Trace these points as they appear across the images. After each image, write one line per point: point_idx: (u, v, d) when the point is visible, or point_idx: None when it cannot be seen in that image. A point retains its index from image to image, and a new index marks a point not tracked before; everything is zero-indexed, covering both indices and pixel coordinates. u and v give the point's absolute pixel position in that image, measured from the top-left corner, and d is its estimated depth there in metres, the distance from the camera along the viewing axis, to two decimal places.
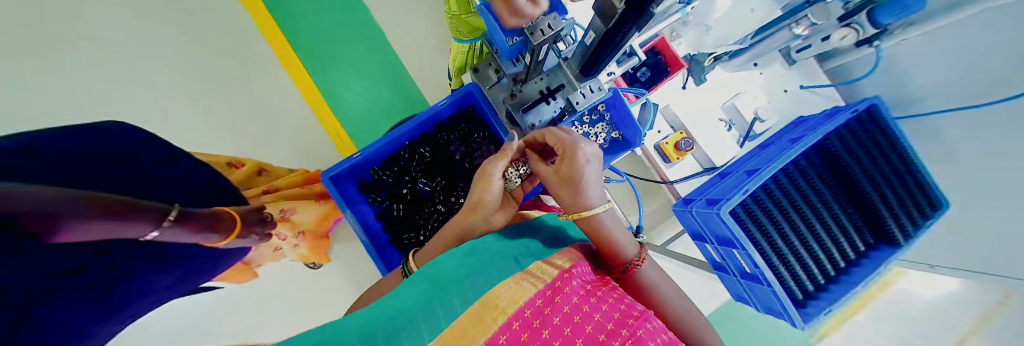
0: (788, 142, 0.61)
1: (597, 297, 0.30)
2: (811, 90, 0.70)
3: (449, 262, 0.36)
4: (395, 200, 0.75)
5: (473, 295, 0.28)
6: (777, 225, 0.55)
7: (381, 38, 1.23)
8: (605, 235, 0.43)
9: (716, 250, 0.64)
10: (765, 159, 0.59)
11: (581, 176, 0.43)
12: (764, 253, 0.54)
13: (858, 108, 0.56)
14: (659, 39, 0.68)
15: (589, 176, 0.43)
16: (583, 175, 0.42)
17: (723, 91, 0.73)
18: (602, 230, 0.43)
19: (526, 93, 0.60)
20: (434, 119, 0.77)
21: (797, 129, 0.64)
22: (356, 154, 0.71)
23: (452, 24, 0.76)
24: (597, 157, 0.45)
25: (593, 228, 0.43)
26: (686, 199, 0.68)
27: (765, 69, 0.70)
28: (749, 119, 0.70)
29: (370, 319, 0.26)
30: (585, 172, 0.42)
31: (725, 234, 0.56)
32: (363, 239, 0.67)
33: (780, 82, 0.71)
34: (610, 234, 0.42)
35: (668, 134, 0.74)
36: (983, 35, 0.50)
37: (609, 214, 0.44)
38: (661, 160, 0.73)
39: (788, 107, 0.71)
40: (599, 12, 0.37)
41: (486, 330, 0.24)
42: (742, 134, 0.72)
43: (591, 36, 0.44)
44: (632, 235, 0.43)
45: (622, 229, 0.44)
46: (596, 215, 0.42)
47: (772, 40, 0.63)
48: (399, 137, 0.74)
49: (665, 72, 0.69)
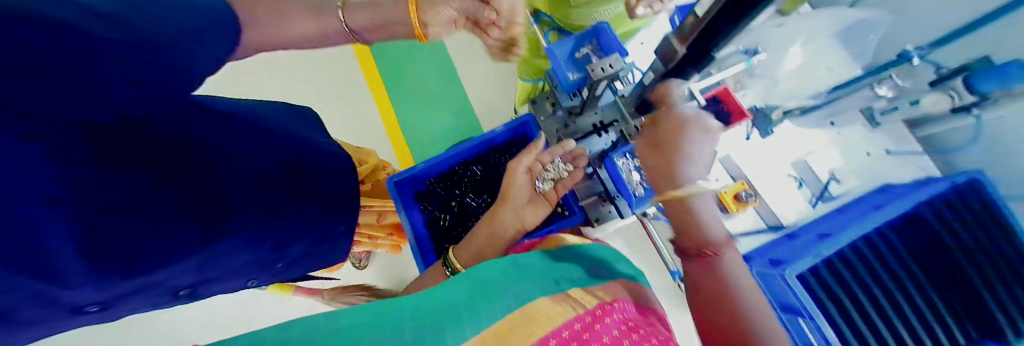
0: (871, 206, 0.55)
1: (638, 334, 0.30)
2: (903, 157, 0.55)
3: (493, 271, 0.38)
4: (444, 210, 0.80)
5: (512, 305, 0.30)
6: (858, 303, 0.48)
7: (452, 70, 1.39)
8: (696, 222, 0.44)
9: (777, 318, 0.58)
10: (839, 224, 0.55)
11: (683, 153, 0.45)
12: (835, 327, 0.49)
13: (950, 181, 0.47)
14: (721, 89, 0.68)
15: (693, 157, 0.45)
16: (684, 151, 0.45)
17: (790, 149, 0.67)
18: (688, 214, 0.45)
19: (579, 124, 0.66)
20: (489, 142, 0.83)
21: (882, 196, 0.57)
22: (418, 165, 0.79)
23: (522, 65, 0.89)
24: (710, 136, 0.45)
25: (686, 215, 0.45)
26: (743, 256, 0.63)
27: (844, 130, 0.62)
28: (824, 179, 0.63)
29: (421, 307, 0.29)
30: (687, 149, 0.45)
31: (790, 301, 0.52)
32: (410, 240, 0.75)
33: (863, 144, 0.59)
34: (697, 220, 0.44)
35: (727, 183, 0.71)
36: None
37: (705, 200, 0.45)
38: (717, 211, 0.70)
39: (873, 171, 0.57)
40: (663, 55, 0.44)
41: (523, 341, 0.25)
42: (814, 194, 0.64)
43: (651, 76, 0.50)
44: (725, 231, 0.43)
45: (711, 219, 0.45)
46: (688, 200, 0.44)
47: (852, 98, 0.59)
48: (455, 154, 0.82)
49: (727, 120, 0.67)
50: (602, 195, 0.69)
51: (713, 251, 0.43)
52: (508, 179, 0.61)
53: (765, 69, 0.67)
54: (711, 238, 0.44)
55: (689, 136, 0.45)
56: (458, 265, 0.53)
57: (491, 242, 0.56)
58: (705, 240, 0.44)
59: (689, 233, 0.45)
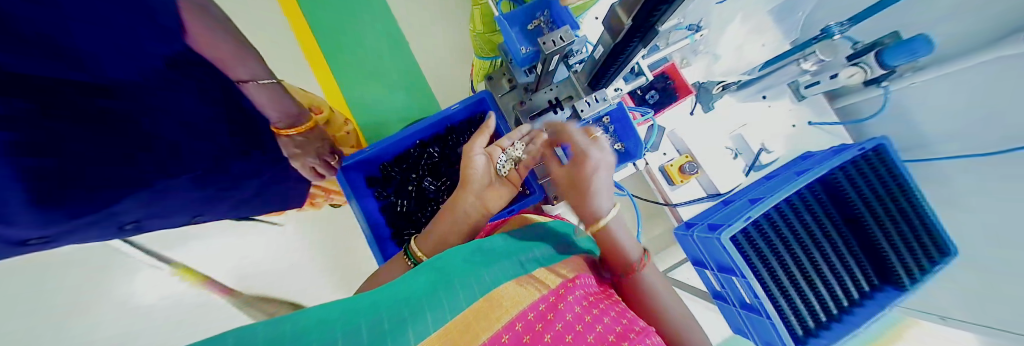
0: (794, 173, 0.61)
1: (600, 309, 0.30)
2: (818, 127, 0.71)
3: (457, 258, 0.37)
4: (401, 195, 0.79)
5: (476, 292, 0.28)
6: (780, 258, 0.55)
7: (404, 45, 1.29)
8: (613, 242, 0.47)
9: (716, 277, 0.63)
10: (769, 189, 0.59)
11: (590, 184, 0.50)
12: (763, 282, 0.54)
13: (865, 147, 0.55)
14: (669, 64, 0.70)
15: (598, 186, 0.50)
16: (592, 180, 0.49)
17: (730, 121, 0.74)
18: (610, 239, 0.47)
19: (535, 101, 0.64)
20: (447, 121, 0.81)
21: (803, 163, 0.64)
22: (370, 148, 0.76)
23: (476, 40, 0.85)
24: (607, 167, 0.51)
25: (607, 238, 0.48)
26: (687, 223, 0.68)
27: (774, 102, 0.72)
28: (756, 149, 0.72)
29: (376, 301, 0.27)
30: (594, 178, 0.49)
31: (725, 262, 0.56)
32: (365, 230, 0.71)
33: (788, 117, 0.72)
34: (617, 240, 0.47)
35: (673, 157, 0.75)
36: (982, 84, 0.52)
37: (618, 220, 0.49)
38: (665, 182, 0.75)
39: (798, 141, 0.72)
40: (609, 28, 0.42)
41: (489, 326, 0.24)
42: (747, 163, 0.73)
43: (599, 51, 0.49)
44: (637, 242, 0.47)
45: (628, 236, 0.48)
46: (607, 225, 0.48)
47: (781, 73, 0.64)
48: (410, 134, 0.78)
49: (673, 97, 0.70)
50: None
51: (635, 266, 0.46)
52: (464, 161, 0.57)
53: (708, 44, 0.69)
54: (633, 253, 0.46)
55: (592, 167, 0.49)
56: (420, 254, 0.50)
57: (453, 225, 0.54)
58: (627, 258, 0.46)
59: (613, 253, 0.47)
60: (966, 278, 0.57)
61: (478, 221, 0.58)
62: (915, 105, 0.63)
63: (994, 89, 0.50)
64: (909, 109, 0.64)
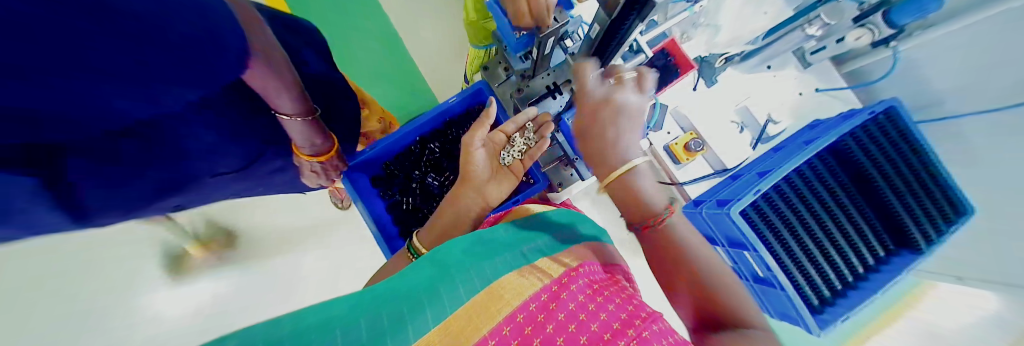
0: (802, 143, 0.59)
1: (603, 297, 0.29)
2: (826, 93, 0.69)
3: (461, 251, 0.37)
4: (405, 193, 0.80)
5: (479, 284, 0.28)
6: (792, 230, 0.54)
7: (397, 42, 1.28)
8: (633, 192, 0.43)
9: (727, 253, 0.63)
10: (778, 160, 0.58)
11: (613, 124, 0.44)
12: (776, 255, 0.53)
13: (875, 110, 0.54)
14: (669, 40, 0.65)
15: (625, 125, 0.45)
16: (618, 121, 0.44)
17: (735, 94, 0.72)
18: (627, 188, 0.43)
19: (533, 87, 0.64)
20: (445, 116, 0.80)
21: (812, 131, 0.63)
22: (371, 148, 0.76)
23: (470, 31, 0.84)
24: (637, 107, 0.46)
25: (625, 189, 0.43)
26: (695, 201, 0.67)
27: (778, 72, 0.70)
28: (762, 121, 0.71)
29: (381, 297, 0.27)
30: (617, 121, 0.44)
31: (736, 237, 0.55)
32: (371, 228, 0.72)
33: (794, 85, 0.70)
34: (637, 190, 0.43)
35: (677, 135, 0.74)
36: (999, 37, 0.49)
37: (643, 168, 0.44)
38: (670, 162, 0.74)
39: (805, 109, 0.71)
40: (603, 3, 0.41)
41: (488, 320, 0.24)
42: (754, 136, 0.72)
43: (595, 29, 0.48)
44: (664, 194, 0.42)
45: (651, 182, 0.44)
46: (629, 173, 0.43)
47: (785, 41, 0.61)
48: (411, 131, 0.78)
49: (674, 73, 0.66)
50: (562, 159, 0.73)
51: (658, 218, 0.41)
52: (465, 157, 0.57)
53: (708, 15, 0.67)
54: (657, 203, 0.42)
55: (617, 109, 0.45)
56: (423, 248, 0.50)
57: (457, 218, 0.54)
58: (649, 210, 0.42)
59: (631, 207, 0.43)
60: (985, 238, 0.56)
61: (480, 212, 0.57)
62: (926, 64, 0.61)
63: (1011, 41, 0.47)
64: (920, 68, 0.62)
